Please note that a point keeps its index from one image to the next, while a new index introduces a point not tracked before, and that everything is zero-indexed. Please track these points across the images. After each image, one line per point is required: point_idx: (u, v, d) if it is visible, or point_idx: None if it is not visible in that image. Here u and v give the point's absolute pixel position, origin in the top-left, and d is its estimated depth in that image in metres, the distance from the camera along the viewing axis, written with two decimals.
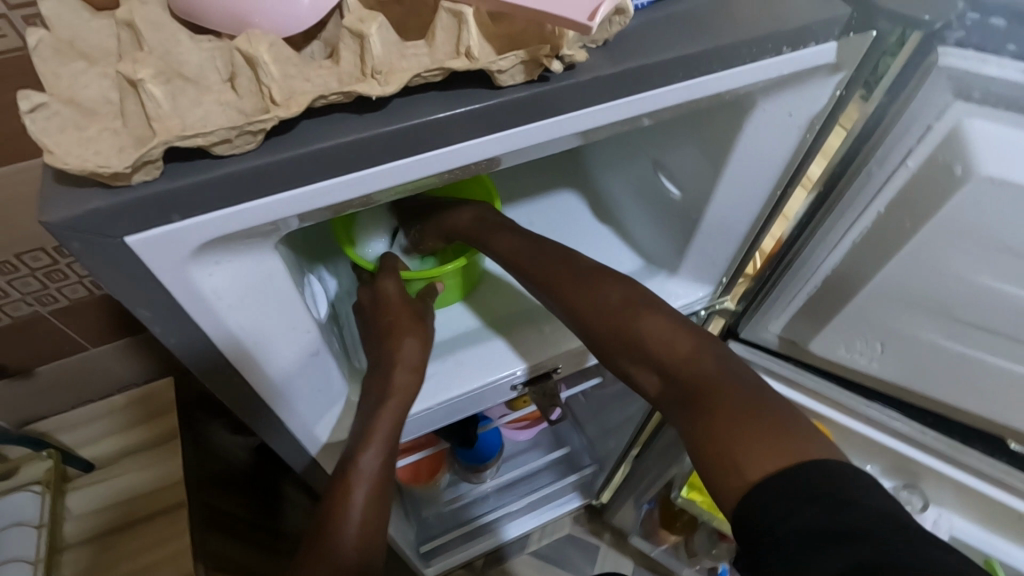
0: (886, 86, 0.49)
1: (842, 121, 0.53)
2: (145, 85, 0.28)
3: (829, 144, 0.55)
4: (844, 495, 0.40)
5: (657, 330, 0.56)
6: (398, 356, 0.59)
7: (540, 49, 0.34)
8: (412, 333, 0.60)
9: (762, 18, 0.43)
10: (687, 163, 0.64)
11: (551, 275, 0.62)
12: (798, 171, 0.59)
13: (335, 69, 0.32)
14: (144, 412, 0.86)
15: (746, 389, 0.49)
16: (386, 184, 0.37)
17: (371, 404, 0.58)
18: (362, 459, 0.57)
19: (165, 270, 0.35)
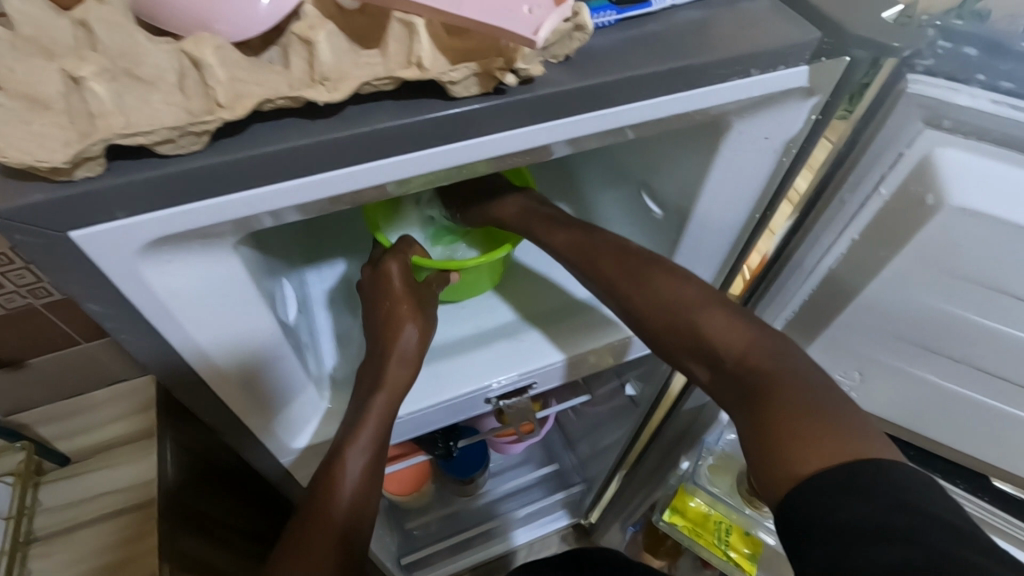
0: (865, 106, 0.47)
1: (826, 134, 0.51)
2: (86, 82, 0.28)
3: (814, 158, 0.53)
4: (899, 493, 0.40)
5: (719, 327, 0.54)
6: (397, 347, 0.59)
7: (493, 62, 0.34)
8: (414, 319, 0.60)
9: (734, 39, 0.43)
10: (673, 177, 0.63)
11: (597, 266, 0.60)
12: (784, 184, 0.57)
13: (285, 74, 0.32)
14: (122, 407, 0.88)
15: (812, 384, 0.48)
16: (340, 190, 0.37)
17: (362, 399, 0.58)
18: (350, 459, 0.56)
19: (112, 266, 0.35)
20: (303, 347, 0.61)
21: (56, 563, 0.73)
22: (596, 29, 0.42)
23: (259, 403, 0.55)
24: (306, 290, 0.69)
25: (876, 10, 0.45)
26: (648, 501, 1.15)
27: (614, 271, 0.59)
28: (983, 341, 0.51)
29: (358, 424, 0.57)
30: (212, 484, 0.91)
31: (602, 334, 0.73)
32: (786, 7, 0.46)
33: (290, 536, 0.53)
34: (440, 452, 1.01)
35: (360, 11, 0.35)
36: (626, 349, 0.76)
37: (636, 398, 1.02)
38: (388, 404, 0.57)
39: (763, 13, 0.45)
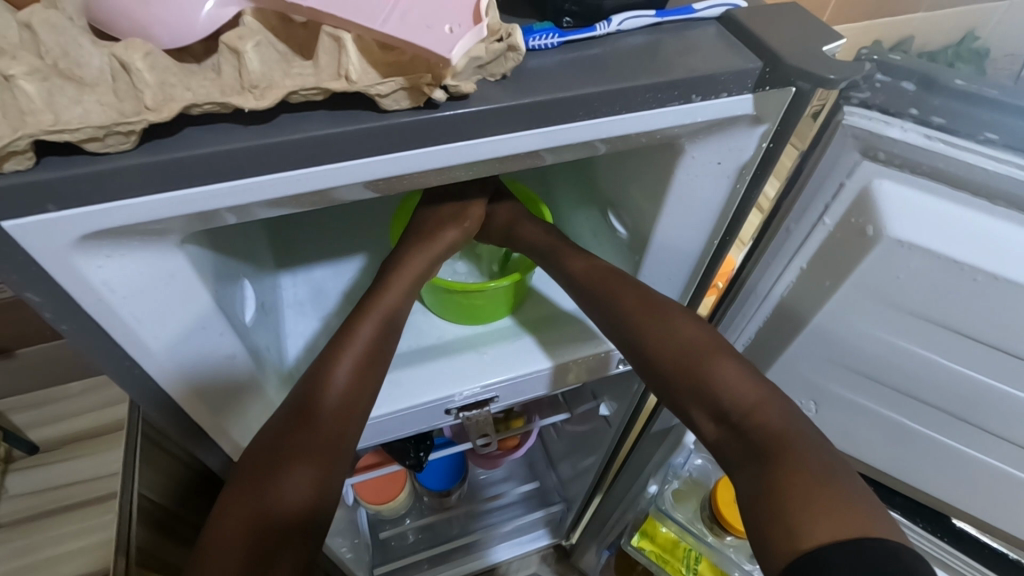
0: (815, 130, 0.48)
1: (793, 139, 0.49)
2: (15, 80, 0.30)
3: (783, 163, 0.51)
4: (895, 564, 0.40)
5: (733, 379, 0.53)
6: (354, 341, 0.56)
7: (421, 77, 0.35)
8: (395, 303, 0.61)
9: (677, 65, 0.44)
10: (639, 191, 0.63)
11: (618, 300, 0.60)
12: (754, 191, 0.55)
13: (217, 80, 0.33)
14: (87, 404, 0.89)
15: (824, 457, 0.48)
16: (274, 194, 0.38)
17: (313, 382, 0.54)
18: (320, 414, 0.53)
19: (47, 256, 0.37)
20: (270, 352, 0.63)
21: (11, 549, 0.74)
22: (540, 50, 0.43)
23: (219, 411, 0.56)
24: (277, 294, 0.70)
25: (816, 44, 0.46)
26: (620, 525, 1.11)
27: (634, 311, 0.59)
28: (934, 373, 0.52)
29: (307, 410, 0.53)
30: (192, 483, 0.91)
31: (570, 349, 0.72)
32: (731, 36, 0.47)
33: (216, 536, 0.48)
34: (410, 462, 0.98)
35: (303, 25, 0.35)
36: (593, 368, 0.76)
37: (611, 417, 0.99)
38: (345, 386, 0.54)
39: (707, 42, 0.46)
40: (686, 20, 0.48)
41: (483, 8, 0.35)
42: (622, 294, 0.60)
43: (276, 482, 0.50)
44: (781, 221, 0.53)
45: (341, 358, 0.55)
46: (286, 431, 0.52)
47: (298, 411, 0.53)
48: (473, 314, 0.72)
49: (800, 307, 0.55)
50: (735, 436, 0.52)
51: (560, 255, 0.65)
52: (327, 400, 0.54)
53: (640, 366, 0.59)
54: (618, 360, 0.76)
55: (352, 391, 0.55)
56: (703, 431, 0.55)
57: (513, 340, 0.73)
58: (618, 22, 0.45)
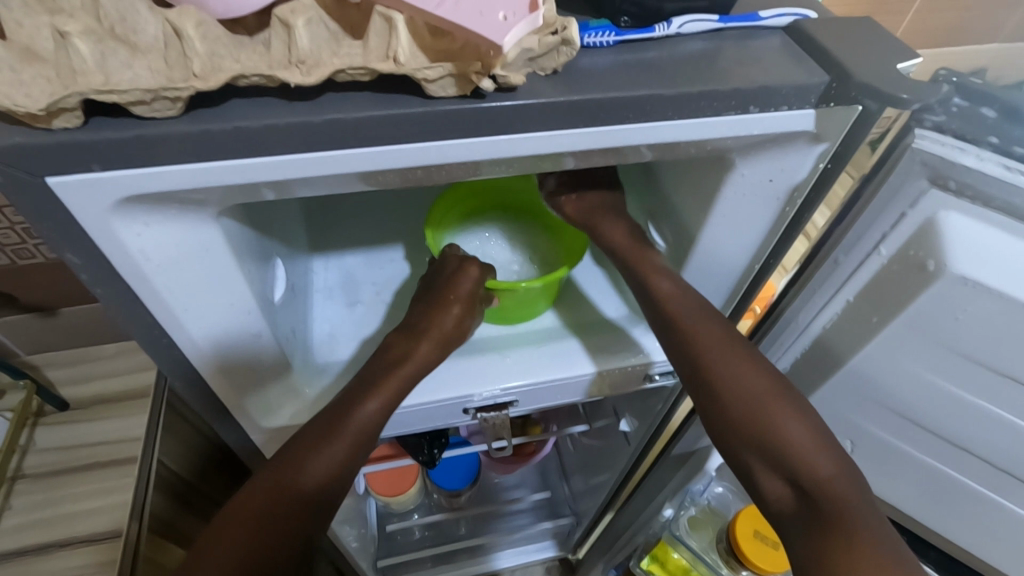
0: (886, 143, 0.44)
1: (849, 168, 0.47)
2: (71, 38, 0.30)
3: (834, 193, 0.49)
4: None
5: (807, 444, 0.51)
6: (364, 406, 0.55)
7: (470, 65, 0.34)
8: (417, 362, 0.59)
9: (736, 74, 0.42)
10: (681, 209, 0.61)
11: (694, 339, 0.55)
12: (801, 217, 0.52)
13: (266, 54, 0.33)
14: (115, 367, 0.92)
15: (888, 539, 0.47)
16: (312, 174, 0.38)
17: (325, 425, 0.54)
18: (358, 422, 0.55)
19: (86, 216, 0.37)
20: (296, 337, 0.63)
21: (33, 501, 0.77)
22: (594, 48, 0.42)
23: (247, 394, 0.57)
24: (309, 278, 0.71)
25: (889, 61, 0.43)
26: (630, 546, 1.08)
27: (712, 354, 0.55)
28: (985, 422, 0.49)
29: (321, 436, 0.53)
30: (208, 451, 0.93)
31: (594, 362, 0.71)
32: (796, 49, 0.45)
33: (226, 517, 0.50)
34: (423, 459, 0.98)
35: (357, 6, 0.35)
36: (618, 383, 0.74)
37: (630, 435, 0.94)
38: (354, 433, 0.54)
39: (771, 54, 0.44)
40: (750, 28, 0.45)
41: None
42: (702, 333, 0.56)
43: (284, 493, 0.51)
44: (830, 253, 0.50)
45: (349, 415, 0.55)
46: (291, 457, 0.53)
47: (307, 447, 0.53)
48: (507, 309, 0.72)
49: (844, 339, 0.52)
50: (802, 502, 0.50)
51: (640, 269, 0.59)
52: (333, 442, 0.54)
53: (700, 407, 0.56)
54: (643, 375, 0.74)
55: (354, 442, 0.54)
56: (765, 488, 0.52)
57: (538, 346, 0.71)
58: (678, 24, 0.43)
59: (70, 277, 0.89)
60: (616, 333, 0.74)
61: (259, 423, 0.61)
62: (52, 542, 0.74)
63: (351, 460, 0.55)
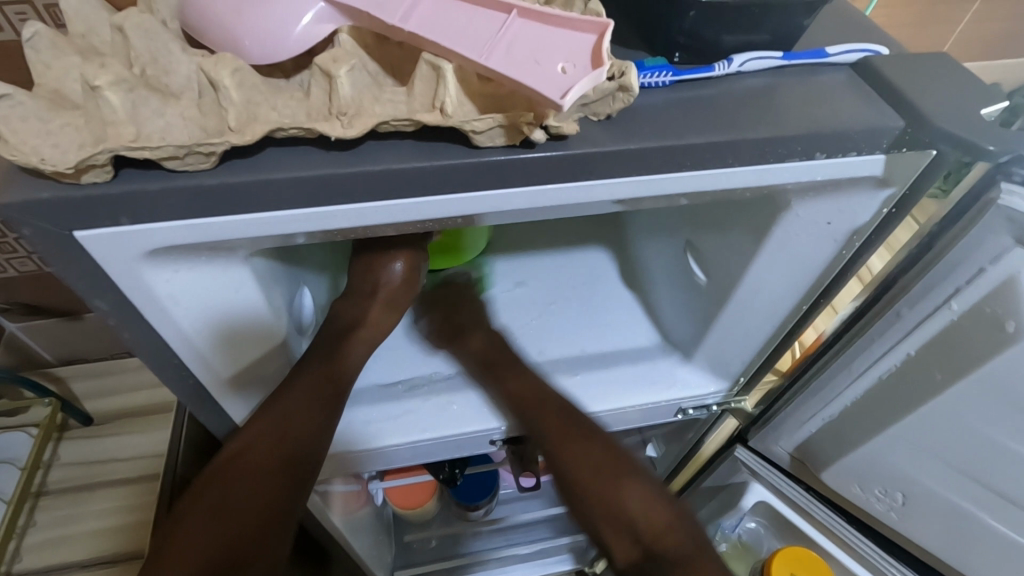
0: (970, 183, 0.42)
1: (914, 214, 0.45)
2: (102, 91, 0.28)
3: (896, 236, 0.47)
4: None
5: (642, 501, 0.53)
6: (339, 359, 0.50)
7: (522, 116, 0.32)
8: (355, 325, 0.52)
9: (801, 118, 0.39)
10: (724, 243, 0.58)
11: (587, 477, 0.54)
12: (855, 263, 0.50)
13: (305, 103, 0.31)
14: (137, 381, 0.91)
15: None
16: (348, 223, 0.35)
17: (288, 395, 0.46)
18: (336, 368, 0.49)
19: (114, 267, 0.35)
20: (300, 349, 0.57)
21: (56, 518, 0.77)
22: (648, 88, 0.39)
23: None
24: None
25: (971, 105, 0.40)
26: None
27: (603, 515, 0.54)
28: None
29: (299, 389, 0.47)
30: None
31: (625, 395, 0.68)
32: (866, 86, 0.42)
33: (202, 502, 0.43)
34: (443, 477, 0.96)
35: (399, 45, 0.33)
36: (648, 415, 0.71)
37: (657, 460, 0.94)
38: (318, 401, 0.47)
39: (838, 92, 0.41)
40: (816, 64, 0.42)
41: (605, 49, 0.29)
42: (586, 480, 0.54)
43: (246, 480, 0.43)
44: (895, 296, 0.49)
45: (315, 382, 0.47)
46: (255, 442, 0.45)
47: (270, 423, 0.45)
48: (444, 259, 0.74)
49: (904, 389, 0.50)
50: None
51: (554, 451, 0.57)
52: (300, 413, 0.46)
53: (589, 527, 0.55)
54: (676, 409, 0.71)
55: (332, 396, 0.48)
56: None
57: (567, 375, 0.68)
58: (739, 62, 0.40)
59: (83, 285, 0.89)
60: (646, 364, 0.71)
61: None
62: (75, 561, 0.74)
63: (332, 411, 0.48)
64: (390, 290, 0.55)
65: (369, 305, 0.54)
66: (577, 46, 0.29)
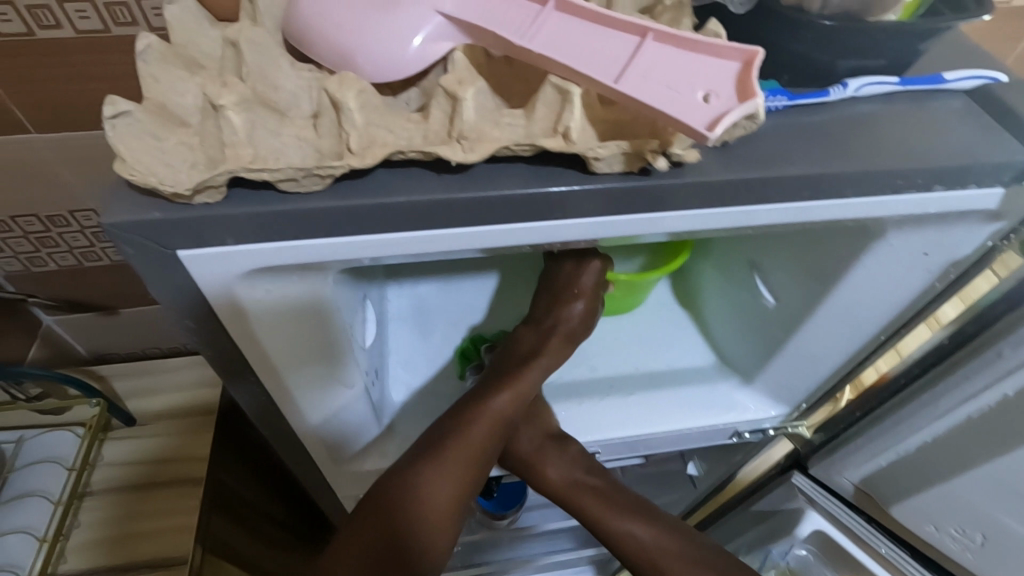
0: None
1: (994, 267, 0.46)
2: (225, 111, 0.27)
3: (973, 288, 0.48)
4: None
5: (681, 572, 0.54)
6: (495, 396, 0.51)
7: (647, 144, 0.31)
8: (536, 357, 0.54)
9: (919, 149, 0.37)
10: (795, 262, 0.56)
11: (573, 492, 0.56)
12: (930, 306, 0.51)
13: (423, 125, 0.30)
14: (177, 381, 0.90)
15: None
16: (450, 248, 0.34)
17: (455, 435, 0.48)
18: (493, 407, 0.50)
19: (211, 285, 0.34)
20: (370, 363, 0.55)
21: (100, 520, 0.76)
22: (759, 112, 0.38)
23: (323, 429, 0.50)
24: (383, 307, 0.65)
25: None
26: None
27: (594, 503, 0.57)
28: None
29: (457, 429, 0.49)
30: (268, 469, 0.90)
31: (685, 419, 0.66)
32: (983, 114, 0.40)
33: (353, 530, 0.46)
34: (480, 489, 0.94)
35: (508, 62, 0.33)
36: (705, 439, 0.69)
37: (697, 478, 0.91)
38: (491, 422, 0.50)
39: (957, 120, 0.39)
40: (931, 90, 0.40)
41: (756, 82, 0.27)
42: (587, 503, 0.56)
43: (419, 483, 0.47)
44: (993, 331, 0.46)
45: (475, 426, 0.49)
46: (406, 483, 0.46)
47: (427, 467, 0.47)
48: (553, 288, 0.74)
49: (994, 430, 0.47)
50: None
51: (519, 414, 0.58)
52: (456, 456, 0.48)
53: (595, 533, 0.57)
54: (732, 433, 0.69)
55: (485, 442, 0.50)
56: None
57: (624, 396, 0.67)
58: (856, 87, 0.38)
59: (121, 278, 0.89)
60: (705, 386, 0.69)
61: (339, 464, 0.57)
62: (117, 564, 0.73)
63: (481, 457, 0.49)
64: (568, 325, 0.56)
65: (548, 337, 0.55)
66: (720, 73, 0.27)
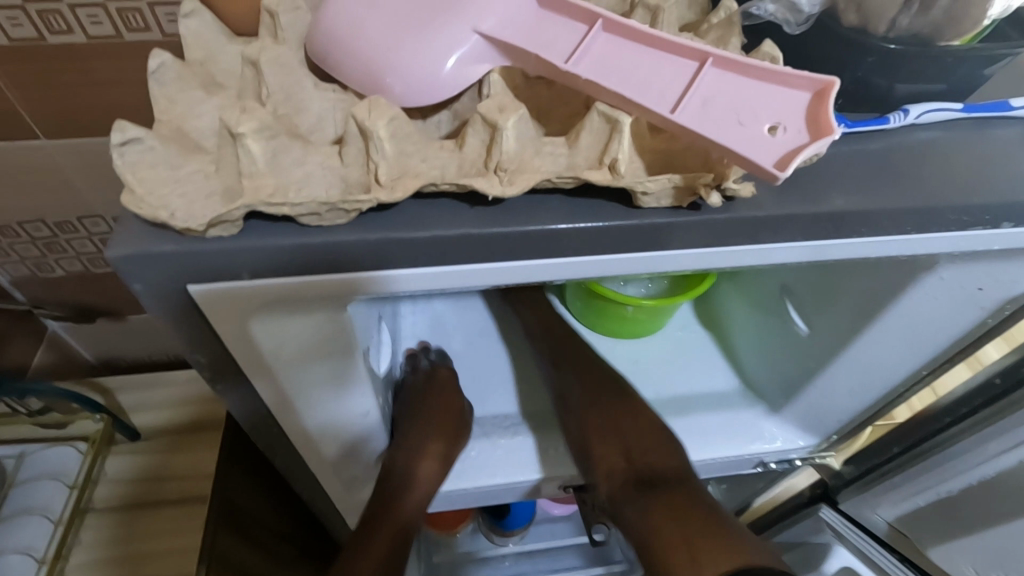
0: None
1: None
2: (244, 139, 0.24)
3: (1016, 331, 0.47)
4: None
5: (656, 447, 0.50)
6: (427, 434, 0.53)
7: (701, 177, 0.28)
8: (445, 406, 0.55)
9: (986, 182, 0.34)
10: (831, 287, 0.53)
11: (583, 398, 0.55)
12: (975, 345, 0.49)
13: (457, 155, 0.27)
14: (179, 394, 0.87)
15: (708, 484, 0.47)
16: (480, 283, 0.32)
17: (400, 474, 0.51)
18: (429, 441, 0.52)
19: (222, 318, 0.31)
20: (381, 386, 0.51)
21: (101, 540, 0.74)
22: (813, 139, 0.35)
23: (324, 454, 0.46)
24: (396, 326, 0.62)
25: None
26: None
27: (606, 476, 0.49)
28: None
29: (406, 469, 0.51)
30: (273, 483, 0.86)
31: (710, 449, 0.63)
32: None
33: None
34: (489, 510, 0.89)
35: (550, 85, 0.31)
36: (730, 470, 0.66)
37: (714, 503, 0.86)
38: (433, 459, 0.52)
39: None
40: (994, 118, 0.37)
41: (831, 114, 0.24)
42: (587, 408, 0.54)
43: (401, 489, 0.50)
44: None
45: (415, 461, 0.51)
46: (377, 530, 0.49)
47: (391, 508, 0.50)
48: (569, 304, 0.72)
49: None
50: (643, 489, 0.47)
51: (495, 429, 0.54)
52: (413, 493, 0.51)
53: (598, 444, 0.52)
54: (757, 462, 0.64)
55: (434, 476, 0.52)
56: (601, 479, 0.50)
57: None
58: (917, 114, 0.35)
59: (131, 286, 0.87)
60: (730, 412, 0.65)
61: (348, 495, 0.54)
62: None
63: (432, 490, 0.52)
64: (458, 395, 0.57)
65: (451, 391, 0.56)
66: (790, 105, 0.25)
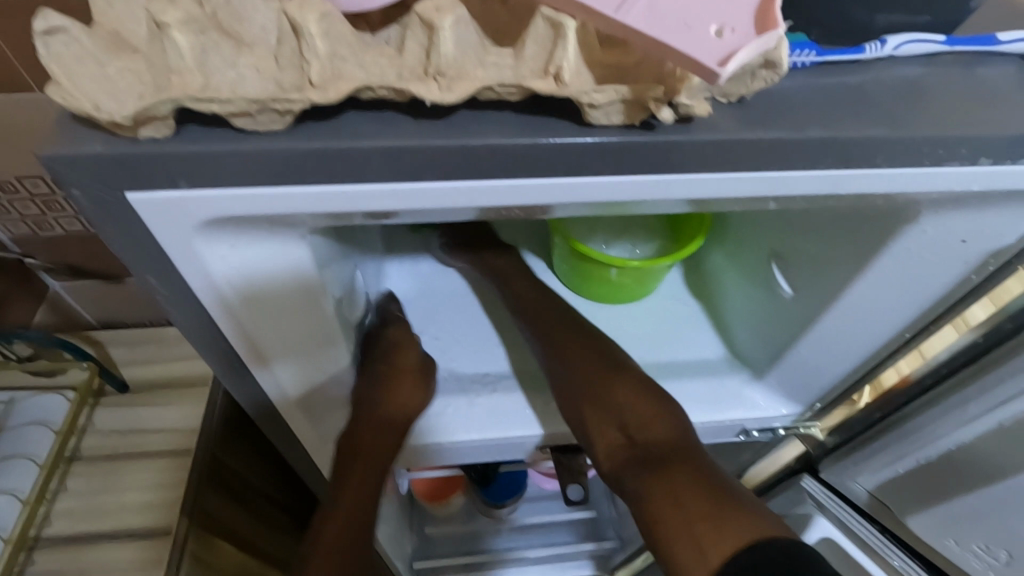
0: None
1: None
2: (169, 31, 0.24)
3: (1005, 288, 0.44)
4: None
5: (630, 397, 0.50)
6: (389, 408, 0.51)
7: (651, 90, 0.27)
8: (408, 372, 0.52)
9: (966, 114, 0.33)
10: (815, 245, 0.52)
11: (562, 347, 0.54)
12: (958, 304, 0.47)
13: (396, 60, 0.26)
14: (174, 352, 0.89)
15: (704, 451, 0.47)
16: (428, 205, 0.31)
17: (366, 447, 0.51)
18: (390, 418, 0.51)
19: (166, 234, 0.31)
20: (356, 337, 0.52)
21: (86, 486, 0.75)
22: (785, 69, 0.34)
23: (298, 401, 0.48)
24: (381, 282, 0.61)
25: None
26: None
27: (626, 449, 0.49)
28: None
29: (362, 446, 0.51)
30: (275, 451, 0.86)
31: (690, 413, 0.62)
32: None
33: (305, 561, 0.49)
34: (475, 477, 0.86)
35: None
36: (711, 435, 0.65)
37: None
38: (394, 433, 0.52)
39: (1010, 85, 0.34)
40: (981, 54, 0.36)
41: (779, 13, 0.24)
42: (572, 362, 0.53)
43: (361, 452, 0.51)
44: None
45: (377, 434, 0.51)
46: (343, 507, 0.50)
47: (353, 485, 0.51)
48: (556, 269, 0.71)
49: None
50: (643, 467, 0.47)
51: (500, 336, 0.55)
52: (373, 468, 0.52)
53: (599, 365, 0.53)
54: (739, 430, 0.64)
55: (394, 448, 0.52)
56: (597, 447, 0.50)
57: None
58: (894, 45, 0.34)
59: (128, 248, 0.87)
60: (713, 379, 0.65)
61: (320, 442, 0.54)
62: (103, 531, 0.72)
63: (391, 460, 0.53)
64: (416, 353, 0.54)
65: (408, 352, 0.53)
66: (739, 8, 0.24)
